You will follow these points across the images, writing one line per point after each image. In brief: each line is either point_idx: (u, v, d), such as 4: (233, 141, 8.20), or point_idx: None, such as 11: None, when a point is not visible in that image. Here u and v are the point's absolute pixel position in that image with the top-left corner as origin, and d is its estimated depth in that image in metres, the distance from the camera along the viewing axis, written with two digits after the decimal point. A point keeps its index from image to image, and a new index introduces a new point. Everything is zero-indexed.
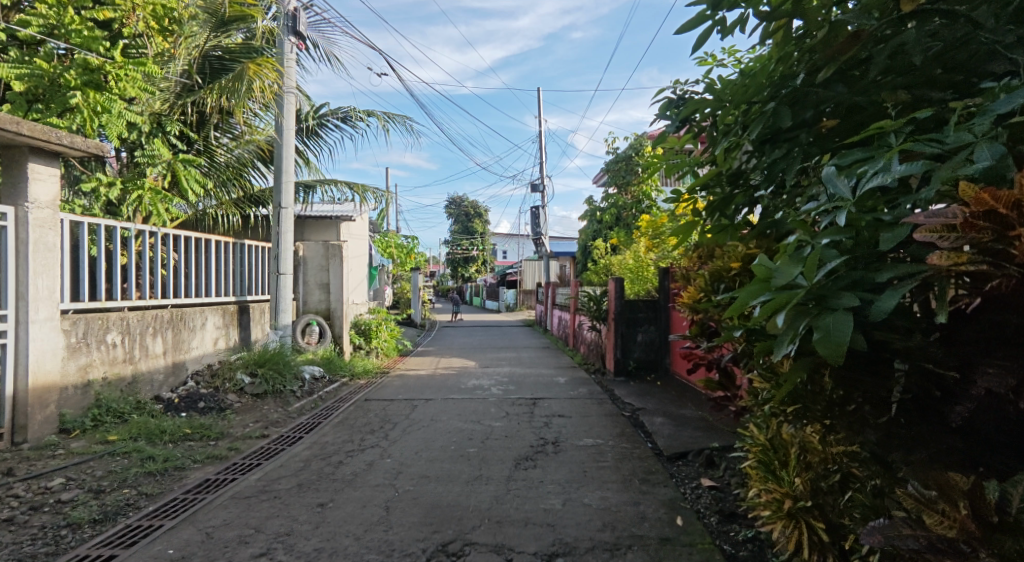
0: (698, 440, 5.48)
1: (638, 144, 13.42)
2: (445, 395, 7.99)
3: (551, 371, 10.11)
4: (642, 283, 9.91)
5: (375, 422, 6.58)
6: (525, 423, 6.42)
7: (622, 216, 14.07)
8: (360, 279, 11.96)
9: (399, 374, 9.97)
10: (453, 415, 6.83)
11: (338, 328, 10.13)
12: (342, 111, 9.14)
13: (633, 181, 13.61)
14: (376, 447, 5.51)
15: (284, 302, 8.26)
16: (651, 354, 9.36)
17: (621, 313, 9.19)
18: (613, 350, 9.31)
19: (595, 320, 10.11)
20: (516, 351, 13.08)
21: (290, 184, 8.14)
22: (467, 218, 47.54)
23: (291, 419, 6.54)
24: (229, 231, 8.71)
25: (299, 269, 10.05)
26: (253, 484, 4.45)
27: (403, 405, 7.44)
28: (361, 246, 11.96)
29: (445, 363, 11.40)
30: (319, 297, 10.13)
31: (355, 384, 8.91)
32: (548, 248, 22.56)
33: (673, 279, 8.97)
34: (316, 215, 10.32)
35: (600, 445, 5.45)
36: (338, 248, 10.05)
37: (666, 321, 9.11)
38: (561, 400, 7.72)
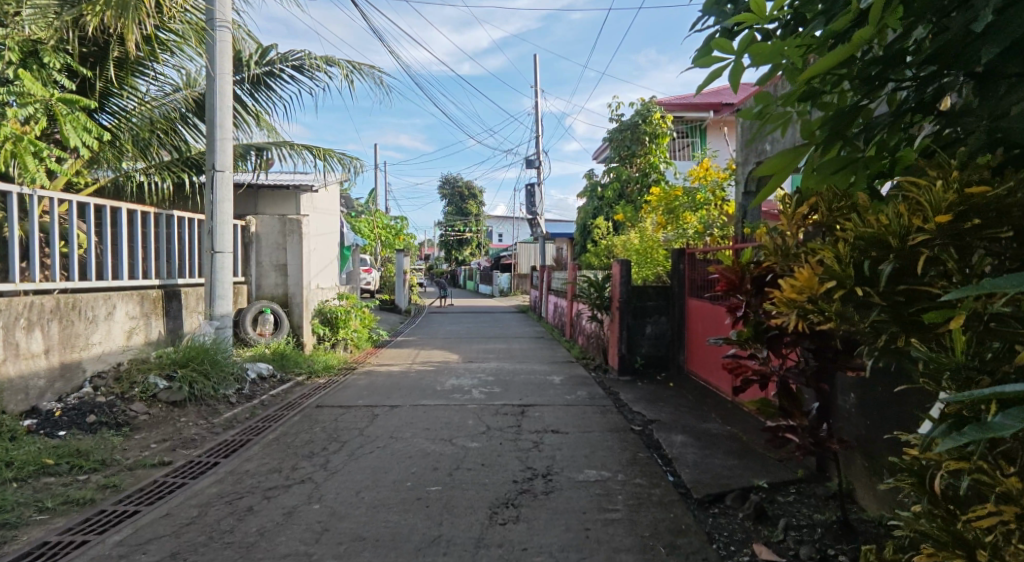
0: (736, 476, 4.13)
1: (645, 111, 11.95)
2: (416, 400, 6.61)
3: (545, 368, 8.72)
4: (651, 266, 8.49)
5: (318, 439, 5.19)
6: (509, 442, 5.05)
7: (625, 192, 12.64)
8: (329, 260, 10.53)
9: (368, 371, 8.56)
10: (419, 429, 5.46)
11: (296, 316, 8.75)
12: (296, 58, 7.69)
13: (638, 153, 12.16)
14: (307, 482, 4.12)
15: (221, 287, 6.82)
16: (662, 350, 8.01)
17: (627, 303, 7.85)
18: (617, 344, 7.98)
19: (595, 309, 8.72)
20: (507, 342, 11.67)
21: (227, 142, 6.71)
22: (460, 200, 45.75)
23: (213, 436, 5.14)
24: (157, 199, 7.29)
25: (250, 247, 8.63)
26: (104, 554, 3.06)
27: (362, 415, 6.05)
28: (328, 223, 10.51)
29: (423, 357, 9.99)
30: (275, 280, 8.76)
31: (311, 384, 7.52)
32: (544, 229, 21.11)
33: (690, 262, 7.62)
34: (270, 184, 8.85)
35: (606, 483, 4.08)
36: (297, 223, 8.64)
37: (681, 311, 7.77)
38: (555, 407, 6.35)
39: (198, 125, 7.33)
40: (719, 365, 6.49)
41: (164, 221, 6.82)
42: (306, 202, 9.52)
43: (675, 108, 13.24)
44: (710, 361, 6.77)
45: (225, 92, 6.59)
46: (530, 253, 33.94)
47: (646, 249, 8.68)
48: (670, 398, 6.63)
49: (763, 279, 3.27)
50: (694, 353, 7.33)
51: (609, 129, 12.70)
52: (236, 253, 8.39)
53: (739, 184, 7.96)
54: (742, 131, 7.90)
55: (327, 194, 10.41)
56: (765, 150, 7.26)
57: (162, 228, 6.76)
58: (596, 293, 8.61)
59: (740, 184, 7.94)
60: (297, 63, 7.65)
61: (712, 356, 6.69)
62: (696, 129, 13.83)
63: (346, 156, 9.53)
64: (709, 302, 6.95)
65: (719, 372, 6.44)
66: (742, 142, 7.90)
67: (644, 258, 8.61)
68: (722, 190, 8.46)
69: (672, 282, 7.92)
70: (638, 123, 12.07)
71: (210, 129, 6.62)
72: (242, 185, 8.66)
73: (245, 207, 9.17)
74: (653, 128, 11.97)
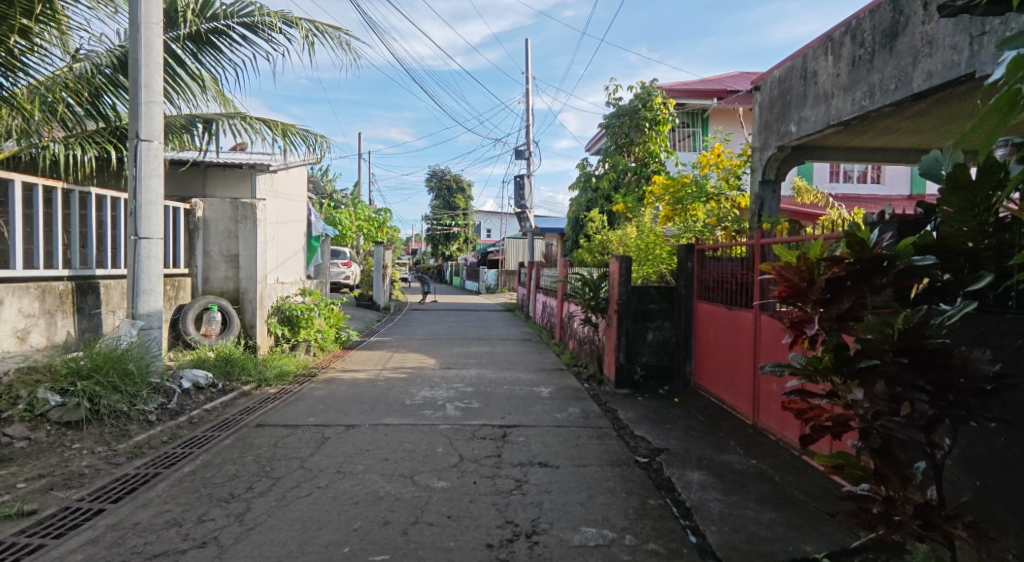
0: (779, 540, 3.16)
1: (646, 95, 11.04)
2: (378, 418, 5.56)
3: (531, 377, 7.70)
4: (654, 264, 7.46)
5: (245, 473, 4.13)
6: (485, 481, 4.02)
7: (621, 184, 11.66)
8: (291, 251, 9.45)
9: (330, 379, 7.48)
10: (375, 460, 4.42)
11: (249, 315, 7.68)
12: (247, 14, 6.67)
13: (637, 140, 11.17)
14: (211, 545, 3.07)
15: (147, 281, 5.71)
16: (665, 360, 7.03)
17: (626, 306, 6.92)
18: (613, 352, 7.00)
19: (588, 311, 7.71)
20: (490, 345, 10.60)
21: (154, 107, 5.65)
22: (448, 193, 44.38)
23: (110, 469, 4.06)
24: (75, 175, 6.17)
25: (196, 234, 7.56)
26: None
27: (309, 438, 4.98)
28: (292, 209, 9.44)
29: (396, 362, 8.91)
30: (225, 273, 7.70)
31: (259, 395, 6.45)
32: (533, 224, 20.09)
33: (700, 260, 6.68)
34: (222, 163, 7.77)
35: (611, 551, 3.06)
36: (249, 208, 7.58)
37: (688, 316, 6.81)
38: (542, 428, 5.34)
39: (121, 87, 6.20)
40: (733, 379, 5.53)
41: (77, 200, 5.70)
42: (264, 185, 8.43)
43: (675, 94, 12.33)
44: (721, 375, 5.82)
45: (151, 44, 5.54)
46: (518, 249, 32.88)
47: (647, 244, 7.62)
48: (678, 418, 5.65)
49: (839, 283, 2.37)
50: (703, 365, 6.36)
51: (605, 115, 11.70)
52: (177, 242, 7.31)
53: (755, 173, 6.99)
54: (759, 111, 6.90)
55: (290, 176, 9.32)
56: (789, 132, 6.26)
57: (75, 208, 5.66)
58: (591, 293, 7.60)
59: (756, 172, 6.96)
60: (247, 20, 6.66)
61: (725, 369, 5.74)
62: (698, 117, 12.93)
63: (310, 134, 8.46)
64: (723, 306, 6.02)
65: (734, 389, 5.47)
66: (760, 125, 6.89)
67: (646, 255, 7.56)
68: (736, 179, 7.45)
69: (677, 283, 6.99)
70: (638, 108, 11.10)
71: (133, 91, 5.57)
72: (186, 164, 7.56)
73: (192, 188, 8.05)
74: (654, 114, 11.03)
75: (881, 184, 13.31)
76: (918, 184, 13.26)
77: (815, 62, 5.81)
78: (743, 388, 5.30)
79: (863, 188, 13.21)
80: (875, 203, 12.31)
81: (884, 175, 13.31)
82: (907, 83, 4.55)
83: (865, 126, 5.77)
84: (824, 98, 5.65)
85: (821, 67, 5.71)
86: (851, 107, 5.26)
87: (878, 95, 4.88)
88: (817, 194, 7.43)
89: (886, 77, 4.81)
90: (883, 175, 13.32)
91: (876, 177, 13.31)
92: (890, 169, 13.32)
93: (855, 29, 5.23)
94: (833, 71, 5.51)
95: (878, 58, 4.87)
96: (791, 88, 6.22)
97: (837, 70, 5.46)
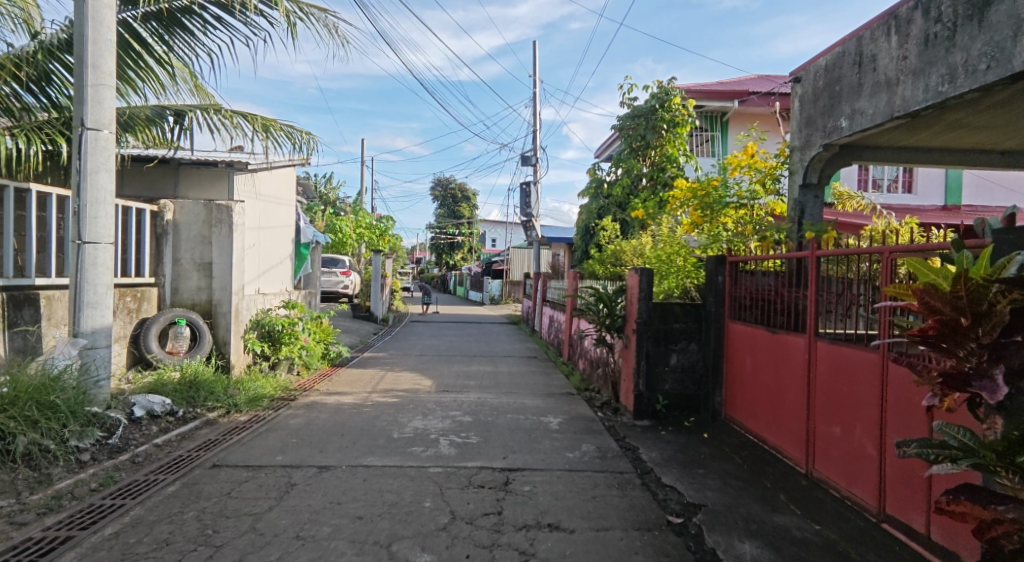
0: None
1: (663, 95, 10.23)
2: (358, 457, 4.70)
3: (538, 404, 6.84)
4: (677, 278, 6.62)
5: (180, 536, 3.29)
6: (481, 553, 3.16)
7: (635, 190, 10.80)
8: (276, 260, 8.66)
9: (311, 403, 6.64)
10: (345, 518, 3.57)
11: (222, 330, 6.89)
12: None
13: (653, 143, 10.36)
14: None
15: (92, 292, 4.90)
16: (689, 387, 6.17)
17: (647, 325, 6.12)
18: (632, 379, 6.15)
19: (602, 330, 6.86)
20: (492, 364, 9.72)
21: (103, 90, 4.91)
22: (453, 201, 43.50)
23: (10, 531, 3.23)
24: (20, 170, 5.45)
25: (164, 239, 6.79)
26: None
27: (271, 484, 4.12)
28: (276, 213, 8.67)
29: (389, 382, 8.07)
30: (197, 283, 6.93)
31: (226, 424, 5.63)
32: (539, 233, 19.31)
33: (732, 275, 5.86)
34: (196, 161, 7.00)
35: None
36: (225, 211, 6.83)
37: (719, 339, 5.94)
38: (551, 473, 4.48)
39: (62, 67, 5.45)
40: (777, 415, 4.67)
41: (13, 199, 4.91)
42: (245, 186, 7.66)
43: (694, 95, 11.54)
44: (761, 409, 4.95)
45: (101, 17, 4.84)
46: (523, 259, 32.01)
47: (670, 255, 6.77)
48: (711, 460, 4.77)
49: None
50: (737, 396, 5.50)
51: (619, 116, 10.90)
52: (143, 249, 6.54)
53: (793, 176, 6.09)
54: (801, 106, 6.02)
55: (275, 177, 8.54)
56: (840, 127, 5.38)
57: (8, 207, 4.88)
58: (605, 309, 6.73)
59: (795, 175, 6.06)
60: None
61: (766, 402, 4.87)
62: (716, 121, 12.12)
63: (296, 131, 7.68)
64: (762, 327, 5.17)
65: (778, 427, 4.62)
66: (801, 121, 6.00)
67: (668, 268, 6.70)
68: (771, 182, 6.56)
69: (706, 299, 6.13)
70: (655, 109, 10.29)
71: (78, 70, 4.83)
72: (154, 161, 6.79)
73: (162, 189, 7.26)
74: (672, 115, 10.22)
75: (913, 193, 12.40)
76: (953, 193, 12.34)
77: (874, 45, 5.00)
78: (790, 427, 4.44)
79: (892, 197, 12.31)
80: (908, 213, 11.41)
81: (916, 183, 12.38)
82: (1006, 60, 3.67)
83: (932, 120, 4.92)
84: (887, 86, 4.81)
85: (882, 51, 4.88)
86: (923, 94, 4.42)
87: (961, 78, 4.04)
88: (861, 201, 6.58)
89: (972, 55, 3.95)
90: (915, 183, 12.40)
91: (907, 185, 12.41)
92: (923, 176, 12.38)
93: (928, 3, 4.40)
94: (897, 54, 4.68)
95: (963, 33, 4.02)
96: (842, 77, 5.38)
97: (902, 53, 4.62)
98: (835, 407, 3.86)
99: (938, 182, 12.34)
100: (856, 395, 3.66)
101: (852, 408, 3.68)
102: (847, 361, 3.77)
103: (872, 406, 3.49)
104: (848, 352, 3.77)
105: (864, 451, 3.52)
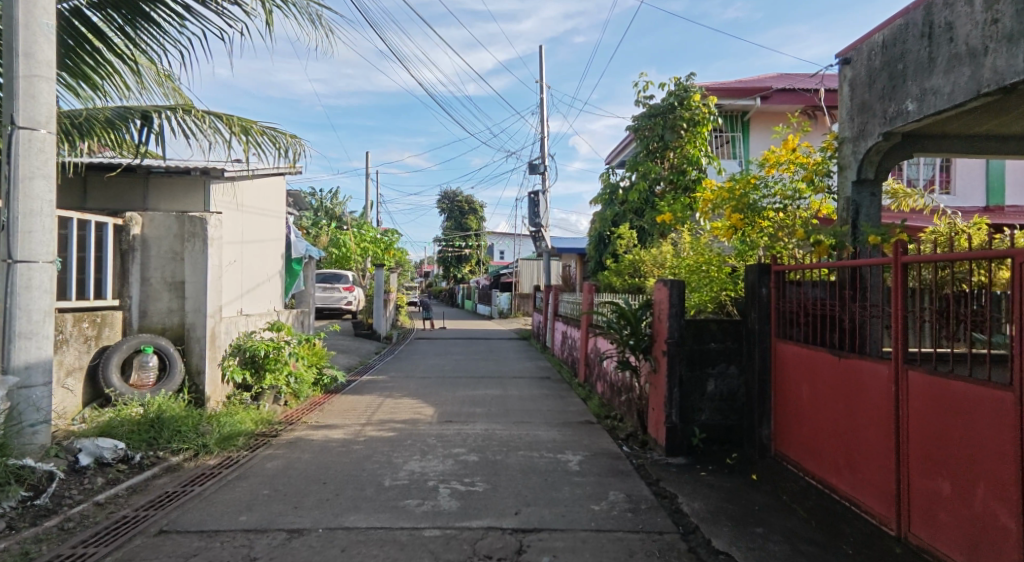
0: None
1: (682, 92, 9.44)
2: (338, 516, 3.87)
3: (554, 437, 5.98)
4: (710, 290, 5.78)
5: None
6: None
7: (652, 196, 9.98)
8: (262, 277, 7.92)
9: (295, 440, 5.83)
10: None
11: (196, 357, 6.12)
12: None
13: (672, 144, 9.56)
14: None
15: (25, 320, 4.12)
16: (730, 417, 5.31)
17: (678, 345, 5.29)
18: (663, 409, 5.29)
19: (624, 351, 6.01)
20: (502, 387, 8.88)
21: (39, 83, 4.18)
22: (459, 213, 42.68)
23: None
24: None
25: (131, 256, 6.04)
26: None
27: (225, 558, 3.28)
28: (263, 227, 7.95)
29: (387, 411, 7.26)
30: (168, 305, 6.17)
31: (191, 470, 4.83)
32: (549, 244, 18.51)
33: (778, 287, 4.98)
34: (168, 169, 6.26)
35: None
36: (198, 223, 6.10)
37: (764, 362, 5.03)
38: (574, 535, 3.62)
39: None
40: (850, 458, 3.74)
41: None
42: (224, 197, 6.93)
43: (712, 92, 10.71)
44: (826, 449, 4.02)
45: None
46: (532, 271, 31.15)
47: (701, 265, 5.91)
48: (769, 514, 3.89)
49: None
50: (791, 430, 4.57)
51: (633, 116, 10.10)
52: (105, 268, 5.80)
53: (844, 171, 5.20)
54: (852, 91, 5.11)
55: (260, 187, 7.83)
56: (905, 112, 4.40)
57: None
58: (628, 328, 5.88)
59: (847, 170, 5.15)
60: None
61: (833, 441, 3.95)
62: (737, 121, 11.29)
63: (279, 134, 6.93)
64: (821, 349, 4.25)
65: (853, 473, 3.69)
66: (854, 108, 5.08)
67: (700, 279, 5.84)
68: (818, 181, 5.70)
69: (748, 315, 5.24)
70: (673, 107, 9.50)
71: (6, 58, 4.09)
72: (118, 169, 6.07)
73: (131, 201, 6.54)
74: (692, 113, 9.41)
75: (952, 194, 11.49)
76: (996, 193, 11.41)
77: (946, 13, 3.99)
78: (871, 475, 3.52)
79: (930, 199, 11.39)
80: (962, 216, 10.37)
81: (954, 183, 11.47)
82: None
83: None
84: (968, 57, 3.77)
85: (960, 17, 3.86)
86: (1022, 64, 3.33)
87: None
88: (920, 198, 5.67)
89: None
90: (953, 184, 11.49)
91: (944, 186, 11.50)
92: (961, 176, 11.48)
93: None
94: (984, 17, 3.65)
95: None
96: (906, 53, 4.42)
97: (991, 15, 3.59)
98: (940, 456, 2.92)
99: (978, 182, 11.43)
100: (973, 441, 2.71)
101: (968, 458, 2.73)
102: (954, 397, 2.84)
103: (997, 459, 2.56)
104: (955, 383, 2.84)
105: (996, 519, 2.55)
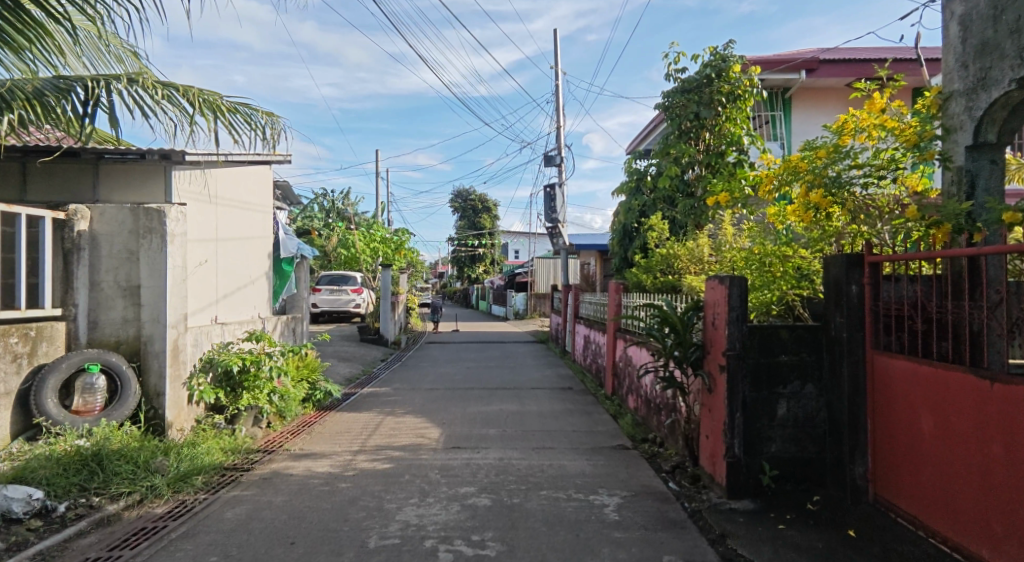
0: None
1: (720, 63, 8.31)
2: None
3: (583, 470, 4.89)
4: (775, 287, 4.70)
5: None
6: None
7: (685, 182, 8.86)
8: (244, 279, 6.95)
9: (270, 475, 4.81)
10: None
11: (154, 376, 5.15)
12: None
13: (709, 122, 8.43)
14: None
15: None
16: (808, 448, 4.22)
17: (741, 358, 4.19)
18: (723, 440, 4.19)
19: (667, 364, 4.92)
20: (519, 401, 7.80)
21: None
22: (473, 212, 41.58)
23: None
24: None
25: (75, 257, 5.07)
26: None
27: None
28: (245, 222, 6.98)
29: (385, 434, 6.21)
30: (122, 314, 5.18)
31: (129, 523, 3.82)
32: (567, 241, 17.39)
33: (873, 284, 3.88)
34: (121, 154, 5.28)
35: None
36: (155, 216, 5.12)
37: (855, 380, 3.93)
38: None
39: None
40: (1016, 527, 2.65)
41: None
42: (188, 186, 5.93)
43: (752, 64, 9.51)
44: (969, 507, 2.94)
45: None
46: (549, 270, 30.03)
47: (764, 256, 4.82)
48: None
49: None
50: (905, 473, 3.48)
51: (662, 93, 8.94)
52: (42, 271, 4.85)
53: (952, 135, 4.13)
54: (966, 31, 4.02)
55: (237, 175, 6.83)
56: None
57: None
58: (672, 337, 4.79)
59: (958, 132, 4.07)
60: None
61: (983, 496, 2.87)
62: (778, 98, 10.12)
63: (254, 112, 5.93)
64: (951, 367, 3.14)
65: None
66: (970, 52, 3.98)
67: (762, 275, 4.76)
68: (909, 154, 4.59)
69: (830, 319, 4.13)
70: (710, 80, 8.37)
71: None
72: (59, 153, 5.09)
73: (80, 192, 5.60)
74: (732, 86, 8.27)
75: None
76: None
77: None
78: None
79: None
80: None
81: None
82: None
83: None
84: None
85: None
86: None
87: None
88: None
89: None
90: None
91: None
92: None
93: None
94: None
95: None
96: None
97: None
98: None
99: None
100: None
101: None
102: None
103: None
104: None
105: None
